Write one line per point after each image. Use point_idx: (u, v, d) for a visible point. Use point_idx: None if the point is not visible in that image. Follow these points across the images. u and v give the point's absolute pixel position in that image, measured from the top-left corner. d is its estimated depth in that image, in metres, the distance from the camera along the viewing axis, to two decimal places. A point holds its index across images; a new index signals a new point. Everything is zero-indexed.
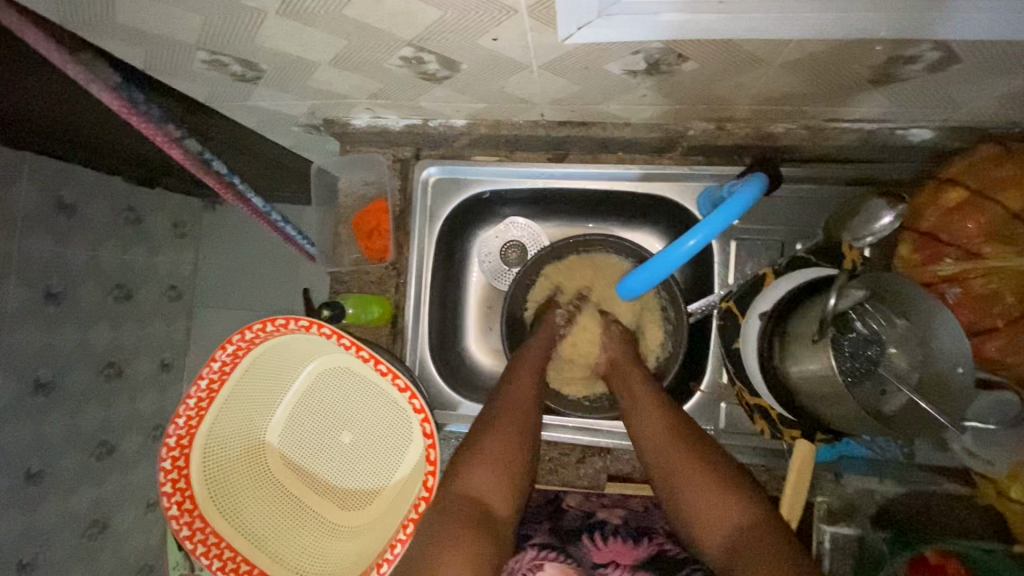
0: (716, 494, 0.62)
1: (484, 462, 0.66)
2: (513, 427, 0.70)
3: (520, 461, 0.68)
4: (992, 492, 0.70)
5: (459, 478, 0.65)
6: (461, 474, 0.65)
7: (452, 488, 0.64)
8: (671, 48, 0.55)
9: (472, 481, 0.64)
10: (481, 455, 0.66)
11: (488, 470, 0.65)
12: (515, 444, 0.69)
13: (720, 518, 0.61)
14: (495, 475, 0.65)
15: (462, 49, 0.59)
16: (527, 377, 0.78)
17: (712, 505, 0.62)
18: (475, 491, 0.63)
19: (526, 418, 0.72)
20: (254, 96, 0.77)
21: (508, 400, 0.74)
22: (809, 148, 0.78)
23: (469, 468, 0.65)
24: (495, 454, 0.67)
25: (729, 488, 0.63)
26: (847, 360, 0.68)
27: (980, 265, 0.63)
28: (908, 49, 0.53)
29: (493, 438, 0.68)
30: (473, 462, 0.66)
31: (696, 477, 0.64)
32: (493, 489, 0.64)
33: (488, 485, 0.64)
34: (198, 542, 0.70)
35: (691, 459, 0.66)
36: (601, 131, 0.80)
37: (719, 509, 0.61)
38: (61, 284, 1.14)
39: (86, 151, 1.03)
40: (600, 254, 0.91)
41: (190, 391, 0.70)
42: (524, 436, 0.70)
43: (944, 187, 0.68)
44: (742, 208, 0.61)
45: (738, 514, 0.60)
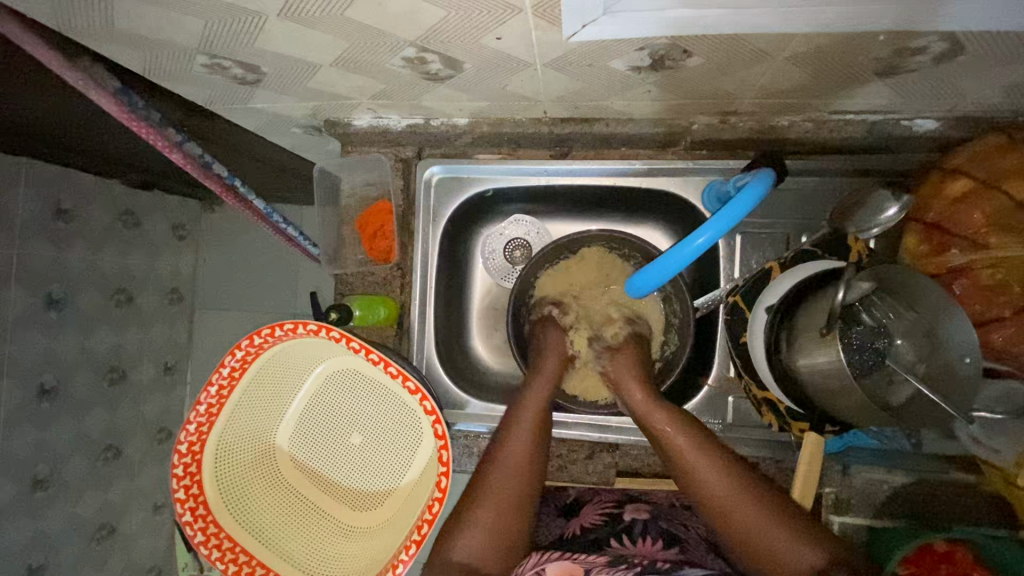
0: (767, 530, 0.63)
1: (477, 532, 0.67)
2: (512, 488, 0.70)
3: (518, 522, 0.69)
4: (999, 479, 0.71)
5: (454, 546, 0.67)
6: (456, 541, 0.67)
7: (443, 560, 0.66)
8: (677, 44, 0.55)
9: (465, 550, 0.66)
10: (473, 525, 0.67)
11: (478, 543, 0.67)
12: (511, 506, 0.69)
13: (778, 555, 0.62)
14: (490, 546, 0.67)
15: (465, 48, 0.58)
16: (524, 424, 0.75)
17: (767, 539, 0.63)
18: (467, 559, 0.66)
19: (526, 472, 0.71)
20: (254, 99, 0.76)
21: (502, 459, 0.72)
22: (814, 140, 0.78)
23: (462, 537, 0.67)
24: (490, 523, 0.68)
25: (775, 526, 0.63)
26: (855, 353, 0.66)
27: (987, 256, 0.63)
28: (915, 41, 0.52)
29: (485, 505, 0.69)
30: (465, 531, 0.67)
31: (745, 515, 0.64)
32: (490, 560, 0.66)
33: (483, 553, 0.66)
34: (213, 546, 0.70)
35: (750, 498, 0.65)
36: (605, 127, 0.80)
37: (775, 549, 0.62)
38: (62, 289, 1.14)
39: (85, 155, 1.02)
40: (604, 249, 0.91)
41: (200, 397, 0.70)
42: (524, 494, 0.70)
43: (948, 178, 0.68)
44: (752, 203, 0.61)
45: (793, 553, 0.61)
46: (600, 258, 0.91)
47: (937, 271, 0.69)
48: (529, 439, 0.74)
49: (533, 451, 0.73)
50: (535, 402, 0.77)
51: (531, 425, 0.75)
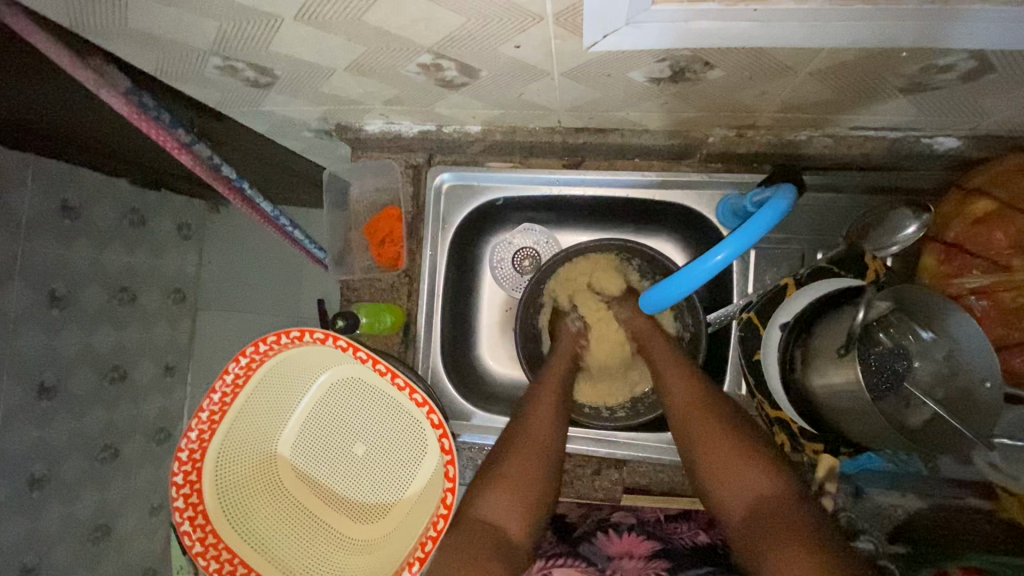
0: (740, 463, 0.63)
1: (501, 487, 0.65)
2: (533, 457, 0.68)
3: (544, 485, 0.67)
4: (1018, 506, 0.70)
5: (480, 503, 0.64)
6: (481, 498, 0.64)
7: (470, 516, 0.63)
8: (699, 56, 0.54)
9: (492, 509, 0.63)
10: (498, 479, 0.66)
11: (506, 498, 0.64)
12: (536, 465, 0.67)
13: (744, 478, 0.62)
14: (514, 503, 0.64)
15: (482, 56, 0.57)
16: (548, 394, 0.77)
17: (735, 467, 0.63)
18: (492, 516, 0.63)
19: (550, 437, 0.71)
20: (265, 101, 0.75)
21: (530, 423, 0.72)
22: (832, 156, 0.77)
23: (487, 494, 0.65)
24: (515, 477, 0.66)
25: (754, 459, 0.63)
26: (873, 374, 0.65)
27: (1009, 278, 0.62)
28: (942, 58, 0.51)
29: (513, 461, 0.67)
30: (493, 486, 0.65)
31: (727, 446, 0.65)
32: (512, 522, 0.63)
33: (507, 507, 0.64)
34: (211, 558, 0.68)
35: (723, 431, 0.67)
36: (619, 138, 0.79)
37: (744, 480, 0.62)
38: (65, 288, 1.13)
39: (93, 154, 1.02)
40: (608, 260, 0.89)
41: (201, 404, 0.68)
42: (548, 458, 0.69)
43: (971, 197, 0.67)
44: (767, 224, 0.59)
45: (763, 485, 0.61)
46: (605, 269, 0.89)
47: (957, 294, 0.67)
48: (550, 410, 0.74)
49: (554, 419, 0.74)
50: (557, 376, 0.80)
51: (552, 397, 0.76)
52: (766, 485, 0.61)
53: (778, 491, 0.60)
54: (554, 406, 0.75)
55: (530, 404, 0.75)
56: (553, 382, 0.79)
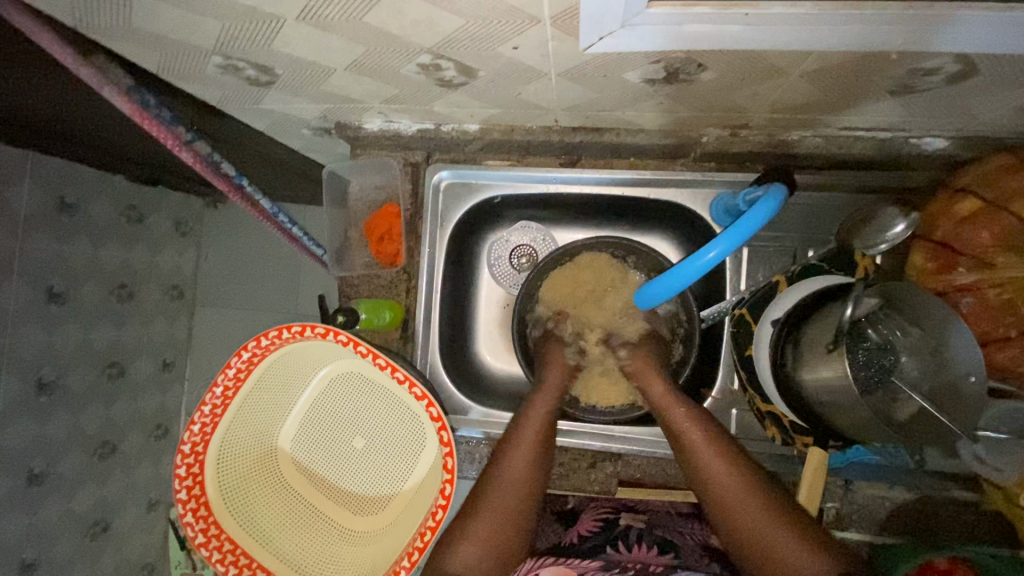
0: (787, 542, 0.61)
1: (471, 542, 0.68)
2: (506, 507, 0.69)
3: (514, 535, 0.69)
4: (1001, 499, 0.71)
5: (451, 555, 0.68)
6: (452, 552, 0.68)
7: (442, 568, 0.68)
8: (692, 58, 0.55)
9: (461, 560, 0.67)
10: (469, 537, 0.68)
11: (474, 552, 0.67)
12: (505, 520, 0.69)
13: (792, 558, 0.60)
14: (485, 557, 0.68)
15: (480, 57, 0.58)
16: (526, 438, 0.74)
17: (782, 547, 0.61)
18: (461, 569, 0.67)
19: (523, 490, 0.71)
20: (265, 100, 0.76)
21: (501, 477, 0.71)
22: (824, 156, 0.78)
23: (456, 548, 0.68)
24: (482, 534, 0.68)
25: (798, 539, 0.61)
26: (861, 368, 0.67)
27: (994, 275, 0.64)
28: (928, 61, 0.53)
29: (480, 519, 0.69)
30: (461, 542, 0.68)
31: (764, 529, 0.62)
32: (485, 571, 0.67)
33: (478, 561, 0.67)
34: (214, 548, 0.70)
35: (756, 510, 0.64)
36: (615, 137, 0.80)
37: (792, 560, 0.60)
38: (64, 284, 1.13)
39: (92, 150, 1.02)
40: (605, 258, 0.91)
41: (204, 397, 0.70)
42: (519, 511, 0.70)
43: (957, 197, 0.68)
44: (760, 222, 0.61)
45: (815, 566, 0.59)
46: (604, 266, 0.91)
47: (944, 290, 0.69)
48: (526, 458, 0.72)
49: (533, 466, 0.72)
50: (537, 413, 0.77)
51: (531, 442, 0.74)
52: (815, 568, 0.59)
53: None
54: (531, 453, 0.73)
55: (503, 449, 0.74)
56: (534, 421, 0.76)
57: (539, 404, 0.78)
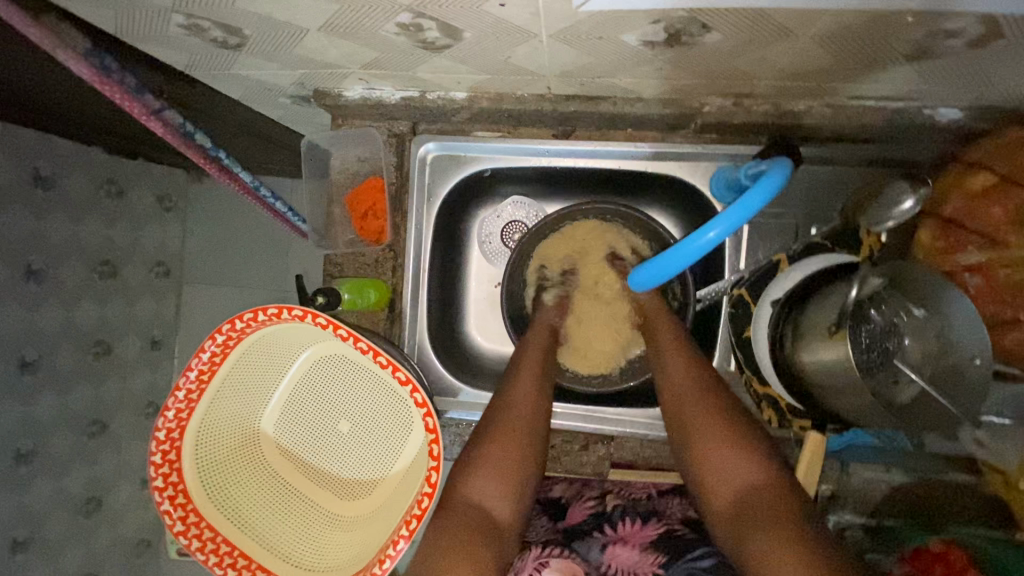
0: (729, 451, 0.64)
1: (484, 470, 0.65)
2: (520, 430, 0.69)
3: (525, 466, 0.67)
4: (1000, 482, 0.70)
5: (463, 486, 0.65)
6: (465, 483, 0.65)
7: (455, 500, 0.63)
8: (696, 17, 0.51)
9: (476, 490, 0.64)
10: (483, 460, 0.66)
11: (488, 481, 0.65)
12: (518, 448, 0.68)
13: (728, 466, 0.63)
14: (501, 489, 0.65)
15: (467, 16, 0.54)
16: (528, 376, 0.75)
17: (722, 452, 0.64)
18: (478, 499, 0.63)
19: (527, 423, 0.70)
20: (238, 65, 0.71)
21: (509, 410, 0.71)
22: (831, 128, 0.74)
23: (471, 477, 0.65)
24: (496, 461, 0.66)
25: (743, 448, 0.64)
26: (862, 352, 0.64)
27: (1004, 254, 0.61)
28: (951, 23, 0.49)
29: (497, 445, 0.67)
30: (476, 469, 0.66)
31: (718, 438, 0.65)
32: (497, 495, 0.64)
33: (492, 491, 0.64)
34: (193, 537, 0.67)
35: (714, 417, 0.67)
36: (611, 107, 0.76)
37: (730, 467, 0.63)
38: (42, 260, 1.08)
39: (61, 119, 0.97)
40: (581, 221, 0.87)
41: (178, 383, 0.67)
42: (525, 445, 0.68)
43: (969, 171, 0.65)
44: (767, 196, 0.57)
45: (751, 473, 0.61)
46: (588, 229, 0.87)
47: (952, 270, 0.66)
48: (531, 385, 0.74)
49: (535, 404, 0.72)
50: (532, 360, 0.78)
51: (532, 381, 0.74)
52: (762, 484, 0.60)
53: (765, 481, 0.60)
54: (535, 388, 0.74)
55: (507, 385, 0.74)
56: (531, 369, 0.77)
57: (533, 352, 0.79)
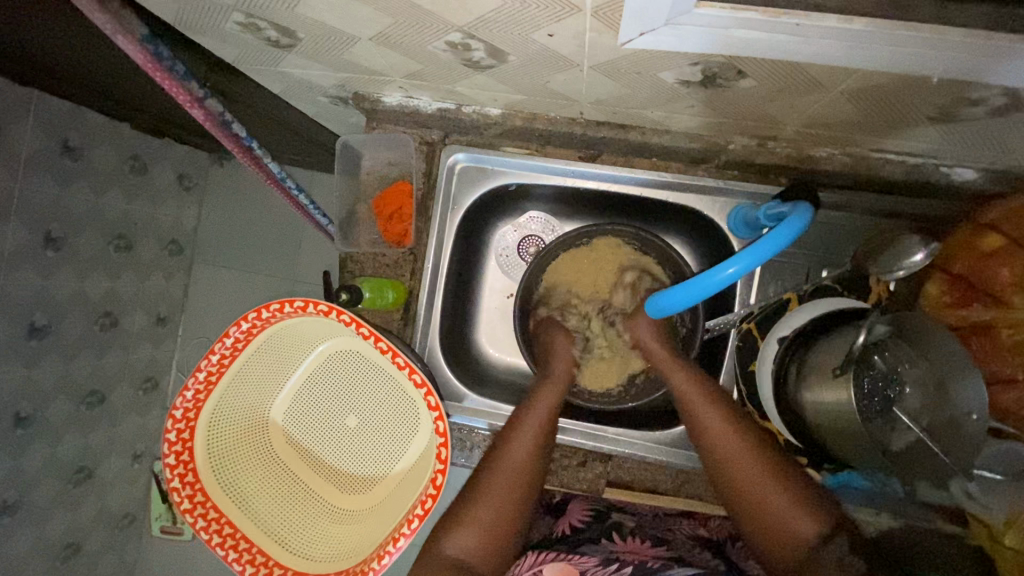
0: (787, 505, 0.63)
1: (468, 525, 0.67)
2: (508, 487, 0.69)
3: (510, 523, 0.68)
4: (985, 536, 0.71)
5: (446, 539, 0.67)
6: (449, 535, 0.67)
7: (436, 553, 0.66)
8: (732, 63, 0.53)
9: (457, 545, 0.66)
10: (469, 519, 0.67)
11: (472, 536, 0.66)
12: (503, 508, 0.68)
13: (786, 521, 0.63)
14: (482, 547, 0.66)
15: (511, 40, 0.56)
16: (529, 427, 0.74)
17: (776, 507, 0.64)
18: (459, 554, 0.66)
19: (520, 477, 0.70)
20: (284, 62, 0.74)
21: (505, 459, 0.71)
22: (850, 176, 0.77)
23: (454, 532, 0.67)
24: (478, 520, 0.67)
25: (797, 500, 0.64)
26: (864, 396, 0.66)
27: (1009, 315, 0.63)
28: (975, 92, 0.51)
29: (484, 503, 0.68)
30: (459, 526, 0.67)
31: (772, 490, 0.65)
32: (479, 553, 0.66)
33: (472, 548, 0.66)
34: (198, 516, 0.69)
35: (761, 465, 0.66)
36: (639, 136, 0.78)
37: (789, 520, 0.63)
38: (62, 229, 1.09)
39: (98, 92, 0.99)
40: (601, 239, 0.89)
41: (199, 364, 0.69)
42: (516, 502, 0.69)
43: (981, 231, 0.67)
44: (786, 240, 0.59)
45: (807, 527, 0.62)
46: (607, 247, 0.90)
47: (957, 325, 0.69)
48: (532, 436, 0.73)
49: (534, 455, 0.72)
50: (540, 409, 0.76)
51: (535, 429, 0.74)
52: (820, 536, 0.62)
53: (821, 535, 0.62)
54: (534, 439, 0.73)
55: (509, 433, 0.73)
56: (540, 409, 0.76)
57: (545, 399, 0.77)
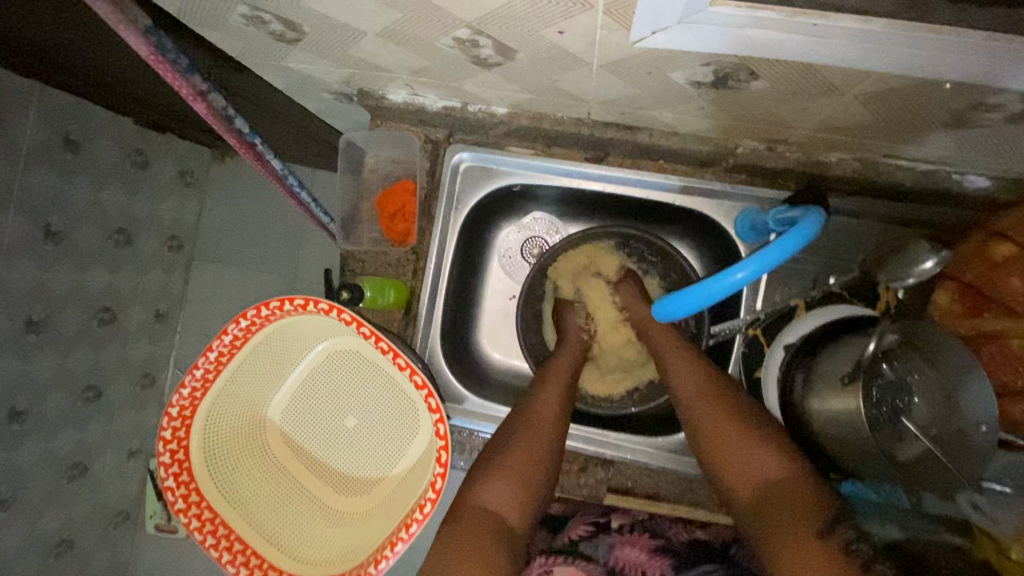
0: (746, 444, 0.65)
1: (502, 475, 0.67)
2: (538, 437, 0.71)
3: (541, 474, 0.69)
4: (993, 550, 0.69)
5: (480, 491, 0.66)
6: (482, 485, 0.66)
7: (472, 503, 0.65)
8: (746, 64, 0.52)
9: (491, 494, 0.65)
10: (501, 469, 0.67)
11: (505, 484, 0.66)
12: (536, 459, 0.69)
13: (748, 460, 0.64)
14: (516, 497, 0.66)
15: (522, 37, 0.55)
16: (553, 390, 0.77)
17: (734, 447, 0.65)
18: (493, 505, 0.65)
19: (548, 431, 0.72)
20: (290, 57, 0.73)
21: (534, 414, 0.73)
22: (860, 182, 0.76)
23: (489, 483, 0.66)
24: (513, 468, 0.67)
25: (754, 439, 0.65)
26: (872, 407, 0.64)
27: (1020, 325, 0.62)
28: (993, 97, 0.50)
29: (515, 451, 0.69)
30: (493, 476, 0.67)
31: (731, 432, 0.66)
32: (512, 501, 0.66)
33: (508, 498, 0.66)
34: (193, 516, 0.68)
35: (721, 409, 0.68)
36: (647, 137, 0.77)
37: (749, 460, 0.64)
38: (62, 222, 1.08)
39: (100, 85, 0.98)
40: (602, 242, 0.89)
41: (196, 361, 0.68)
42: (545, 454, 0.70)
43: (992, 240, 0.66)
44: (796, 245, 0.58)
45: (769, 467, 0.62)
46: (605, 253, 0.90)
47: (967, 333, 0.68)
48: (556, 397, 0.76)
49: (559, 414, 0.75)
50: (559, 373, 0.80)
51: (557, 390, 0.77)
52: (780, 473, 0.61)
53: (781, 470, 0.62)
54: (558, 398, 0.76)
55: (533, 395, 0.76)
56: (557, 375, 0.79)
57: (562, 367, 0.81)
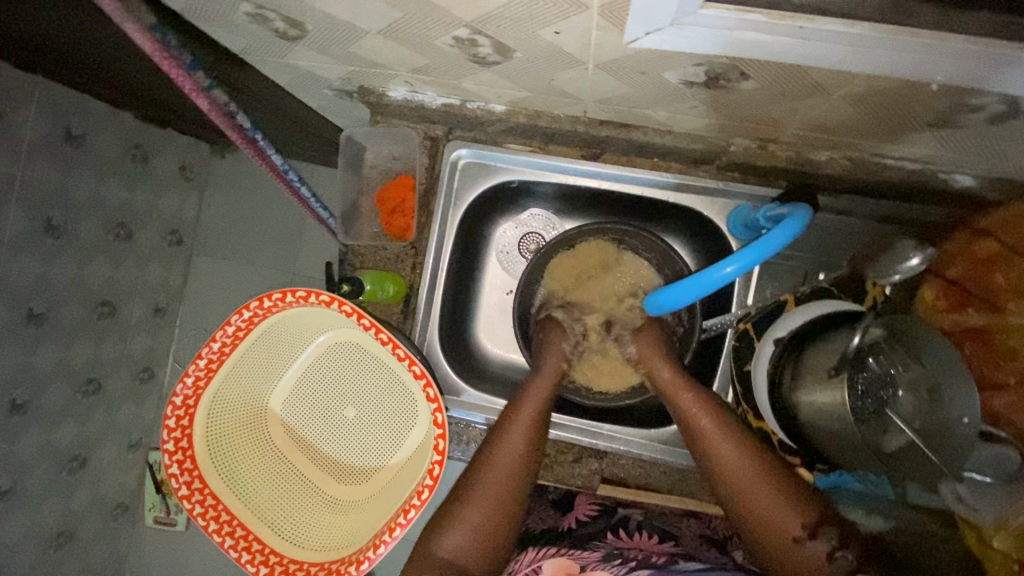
0: (778, 506, 0.68)
1: (461, 527, 0.71)
2: (496, 489, 0.73)
3: (501, 526, 0.72)
4: (975, 539, 0.72)
5: (441, 537, 0.71)
6: (441, 535, 0.71)
7: (427, 554, 0.70)
8: (736, 65, 0.54)
9: (450, 544, 0.70)
10: (461, 520, 0.71)
11: (464, 537, 0.70)
12: (494, 509, 0.72)
13: (777, 521, 0.67)
14: (475, 546, 0.70)
15: (519, 37, 0.57)
16: (518, 430, 0.76)
17: (763, 504, 0.68)
18: (452, 555, 0.70)
19: (510, 480, 0.73)
20: (291, 54, 0.74)
21: (495, 462, 0.74)
22: (850, 180, 0.77)
23: (449, 532, 0.71)
24: (472, 522, 0.71)
25: (788, 501, 0.68)
26: (857, 398, 0.66)
27: (1002, 320, 0.64)
28: (973, 98, 0.52)
29: (473, 505, 0.72)
30: (453, 525, 0.71)
31: (762, 491, 0.69)
32: (472, 552, 0.70)
33: (466, 546, 0.70)
34: (196, 502, 0.69)
35: (749, 465, 0.71)
36: (641, 135, 0.79)
37: (779, 521, 0.67)
38: (62, 216, 1.09)
39: (103, 80, 0.99)
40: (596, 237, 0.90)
41: (200, 351, 0.69)
42: (504, 507, 0.72)
43: (977, 238, 0.68)
44: (785, 240, 0.60)
45: (797, 530, 0.67)
46: (600, 249, 0.91)
47: (951, 329, 0.70)
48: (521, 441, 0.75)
49: (524, 458, 0.75)
50: (529, 412, 0.78)
51: (526, 431, 0.76)
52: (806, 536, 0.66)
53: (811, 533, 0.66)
54: (523, 441, 0.75)
55: (499, 436, 0.76)
56: (528, 412, 0.78)
57: (532, 398, 0.79)
